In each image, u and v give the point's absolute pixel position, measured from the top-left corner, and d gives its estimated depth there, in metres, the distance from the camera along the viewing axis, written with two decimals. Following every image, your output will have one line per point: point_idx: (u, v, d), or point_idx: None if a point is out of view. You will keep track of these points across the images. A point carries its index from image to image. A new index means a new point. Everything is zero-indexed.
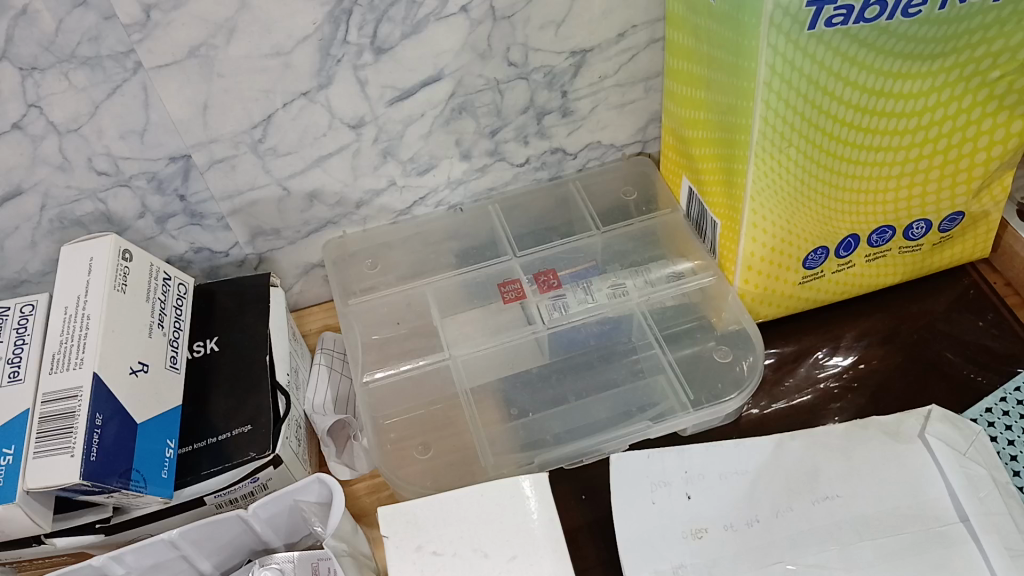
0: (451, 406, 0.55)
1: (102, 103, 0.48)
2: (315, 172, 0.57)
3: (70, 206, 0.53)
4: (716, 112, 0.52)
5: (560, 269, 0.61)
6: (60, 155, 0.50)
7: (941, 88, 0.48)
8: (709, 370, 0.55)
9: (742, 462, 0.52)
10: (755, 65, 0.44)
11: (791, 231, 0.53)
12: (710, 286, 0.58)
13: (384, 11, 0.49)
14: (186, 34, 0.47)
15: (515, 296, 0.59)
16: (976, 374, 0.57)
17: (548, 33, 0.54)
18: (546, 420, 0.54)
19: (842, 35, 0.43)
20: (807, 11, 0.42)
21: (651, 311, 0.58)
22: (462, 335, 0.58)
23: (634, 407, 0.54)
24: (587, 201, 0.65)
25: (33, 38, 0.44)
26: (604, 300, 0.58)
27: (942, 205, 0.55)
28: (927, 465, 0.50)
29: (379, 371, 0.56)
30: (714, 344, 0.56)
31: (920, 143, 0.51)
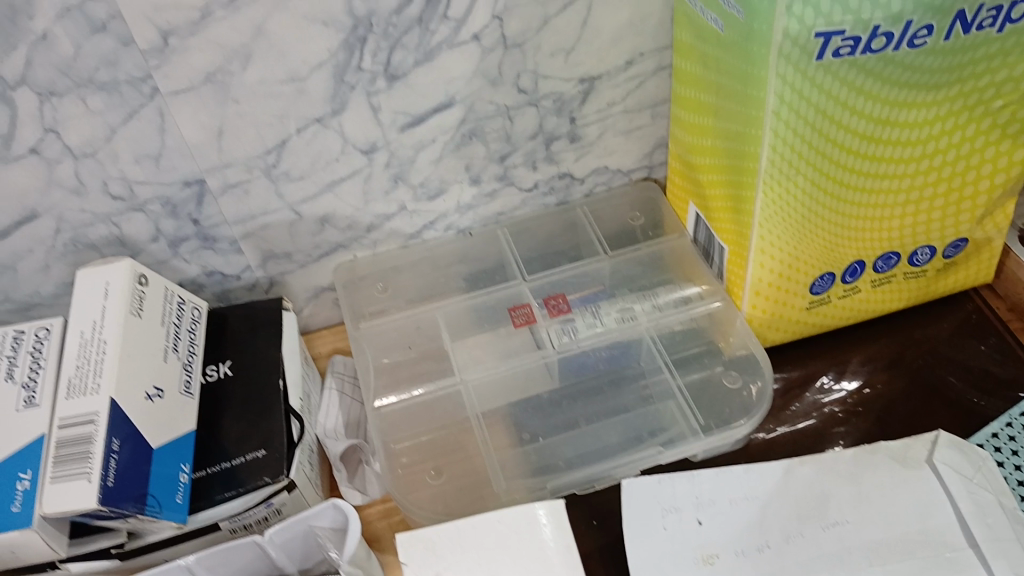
0: (462, 433, 0.55)
1: (119, 128, 0.49)
2: (327, 197, 0.58)
3: (83, 229, 0.54)
4: (724, 140, 0.52)
5: (570, 294, 0.61)
6: (75, 179, 0.51)
7: (945, 117, 0.49)
8: (717, 396, 0.55)
9: (752, 488, 0.52)
10: (764, 94, 0.45)
11: (799, 256, 0.54)
12: (718, 311, 0.59)
13: (398, 38, 0.50)
14: (202, 59, 0.47)
15: (525, 321, 0.60)
16: (979, 399, 0.57)
17: (558, 61, 0.55)
18: (557, 445, 0.54)
19: (849, 65, 0.44)
20: (816, 42, 0.43)
21: (659, 337, 0.59)
22: (473, 359, 0.58)
23: (641, 432, 0.54)
24: (596, 226, 0.66)
25: (50, 62, 0.45)
26: (613, 325, 0.59)
27: (946, 231, 0.56)
28: (935, 492, 0.51)
29: (391, 396, 0.57)
30: (723, 368, 0.56)
31: (925, 171, 0.52)
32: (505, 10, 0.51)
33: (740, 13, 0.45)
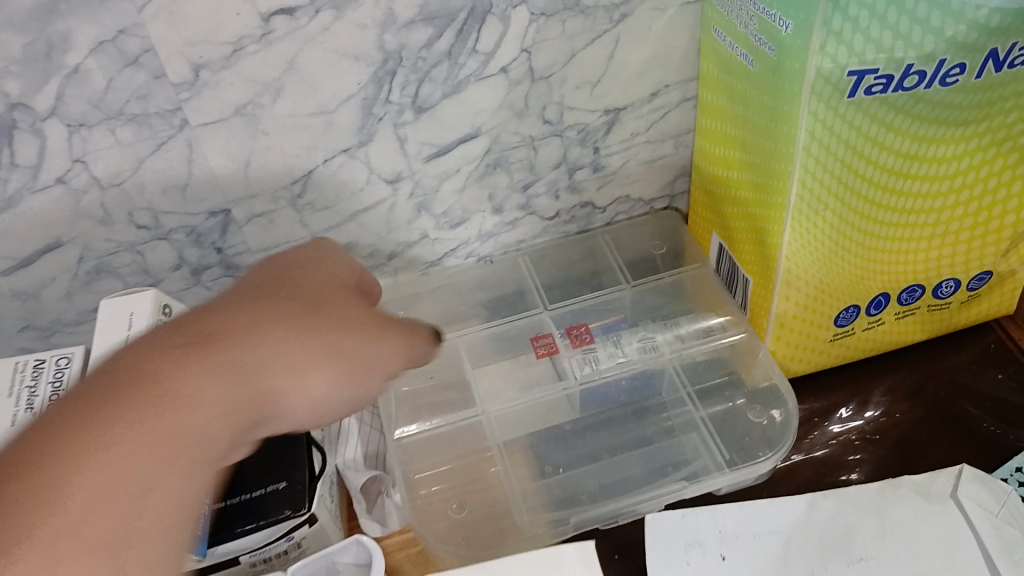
0: (486, 464, 0.55)
1: (147, 159, 0.49)
2: (351, 226, 0.58)
3: (108, 258, 0.54)
4: (750, 173, 0.53)
5: (591, 323, 0.61)
6: (101, 209, 0.51)
7: (972, 153, 0.49)
8: (742, 430, 0.55)
9: (776, 522, 0.52)
10: (795, 131, 0.45)
11: (825, 289, 0.54)
12: (740, 343, 0.58)
13: (426, 71, 0.50)
14: (233, 93, 0.48)
15: (547, 351, 0.60)
16: (996, 428, 0.57)
17: (583, 93, 0.55)
18: (581, 478, 0.54)
19: (880, 102, 0.44)
20: (848, 81, 0.43)
21: (682, 368, 0.59)
22: (494, 388, 0.58)
23: (663, 465, 0.54)
24: (616, 252, 0.66)
25: (83, 96, 0.45)
26: (635, 355, 0.59)
27: (971, 264, 0.56)
28: (960, 526, 0.51)
29: (413, 426, 0.57)
30: (746, 402, 0.56)
31: (952, 206, 0.51)
32: (533, 44, 0.51)
33: (771, 50, 0.45)
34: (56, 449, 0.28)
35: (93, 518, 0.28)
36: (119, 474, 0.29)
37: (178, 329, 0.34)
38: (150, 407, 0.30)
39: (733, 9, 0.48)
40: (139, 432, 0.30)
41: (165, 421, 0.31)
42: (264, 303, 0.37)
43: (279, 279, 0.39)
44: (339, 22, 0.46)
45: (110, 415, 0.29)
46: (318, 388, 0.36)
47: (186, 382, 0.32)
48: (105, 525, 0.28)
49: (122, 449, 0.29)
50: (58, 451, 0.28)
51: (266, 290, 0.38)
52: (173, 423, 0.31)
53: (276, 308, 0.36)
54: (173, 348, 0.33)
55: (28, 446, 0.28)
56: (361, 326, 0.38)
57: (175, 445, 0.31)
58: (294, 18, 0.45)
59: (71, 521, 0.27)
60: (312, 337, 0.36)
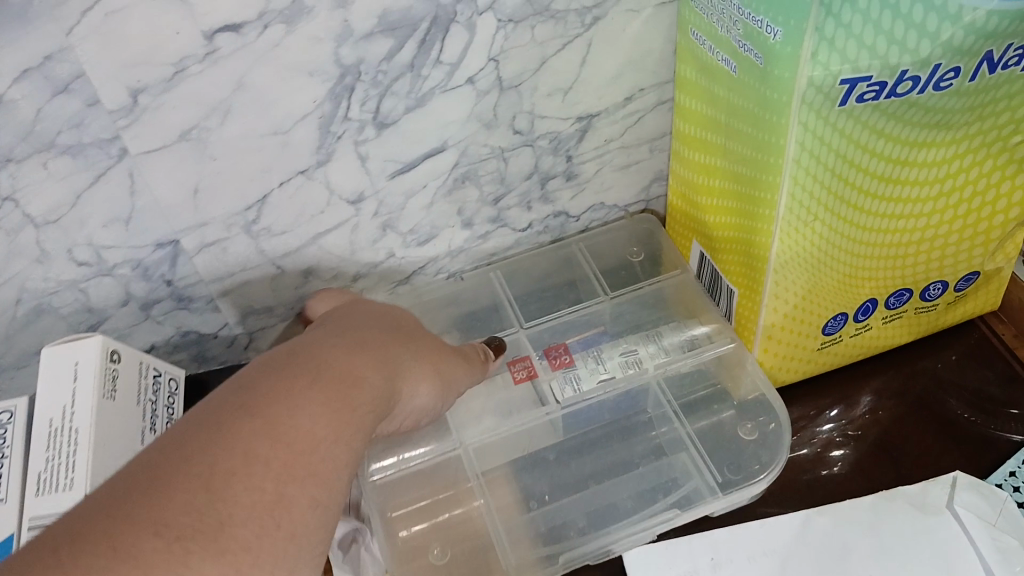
0: (467, 501, 0.52)
1: (84, 193, 0.45)
2: (311, 249, 0.54)
3: (47, 297, 0.49)
4: (734, 182, 0.50)
5: (570, 340, 0.59)
6: (37, 247, 0.47)
7: (962, 155, 0.47)
8: (733, 451, 0.53)
9: (770, 543, 0.51)
10: (784, 142, 0.43)
11: (814, 299, 0.52)
12: (726, 354, 0.56)
13: (388, 85, 0.47)
14: (177, 118, 0.44)
15: (526, 375, 0.57)
16: (972, 417, 0.57)
17: (555, 100, 0.52)
18: (568, 512, 0.52)
19: (872, 109, 0.42)
20: (840, 89, 0.40)
21: (668, 383, 0.56)
22: (471, 416, 0.55)
23: (648, 489, 0.52)
24: (592, 261, 0.63)
25: (8, 128, 0.41)
26: (617, 374, 0.56)
27: (959, 266, 0.55)
28: (958, 539, 0.50)
29: (387, 463, 0.53)
30: (736, 419, 0.54)
31: (941, 209, 0.50)
32: (501, 52, 0.48)
33: (758, 58, 0.43)
34: (227, 463, 0.30)
35: (267, 529, 0.29)
36: (283, 485, 0.31)
37: (278, 368, 0.35)
38: (307, 429, 0.33)
39: (715, 12, 0.45)
40: (264, 456, 0.31)
41: (320, 441, 0.33)
42: (359, 349, 0.40)
43: (386, 306, 0.49)
44: (291, 36, 0.42)
45: (274, 436, 0.32)
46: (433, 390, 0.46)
47: (326, 408, 0.34)
48: (276, 535, 0.30)
49: (283, 464, 0.31)
50: (232, 464, 0.30)
51: (357, 337, 0.42)
52: (324, 445, 0.33)
53: (383, 346, 0.43)
54: (308, 378, 0.35)
55: (203, 458, 0.30)
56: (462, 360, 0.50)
57: (321, 461, 0.33)
58: (241, 34, 0.41)
59: (255, 531, 0.29)
60: (424, 358, 0.46)
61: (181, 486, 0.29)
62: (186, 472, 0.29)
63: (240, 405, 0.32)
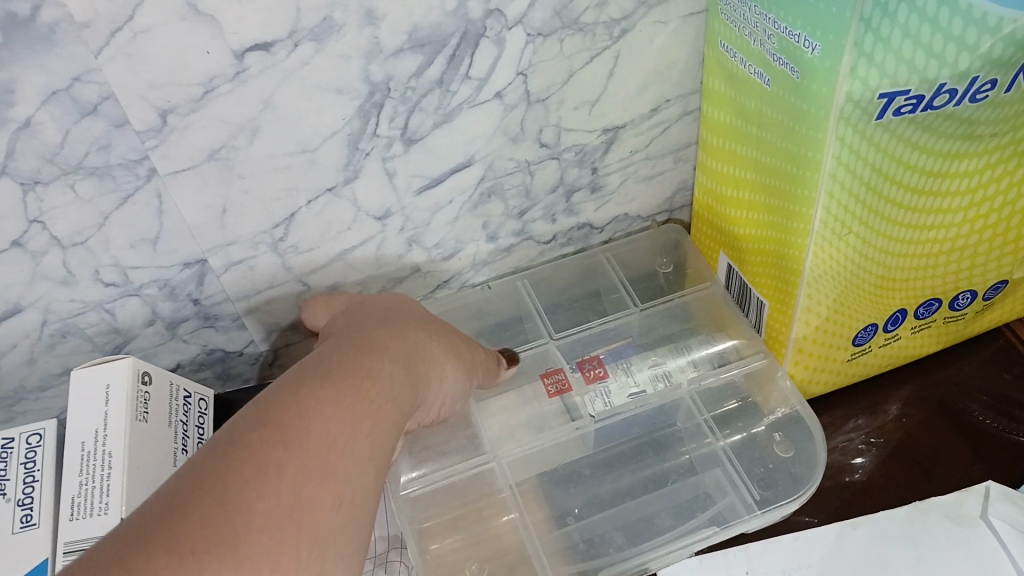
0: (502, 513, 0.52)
1: (112, 214, 0.45)
2: (337, 266, 0.54)
3: (73, 319, 0.49)
4: (764, 195, 0.50)
5: (602, 352, 0.58)
6: (63, 269, 0.46)
7: (995, 165, 0.46)
8: (769, 467, 0.52)
9: (805, 556, 0.50)
10: (820, 157, 0.43)
11: (845, 311, 0.52)
12: (759, 369, 0.55)
13: (416, 101, 0.46)
14: (205, 137, 0.43)
15: (559, 389, 0.56)
16: (995, 423, 0.57)
17: (582, 113, 0.51)
18: (609, 531, 0.51)
19: (908, 123, 0.41)
20: (878, 103, 0.40)
21: (699, 399, 0.56)
22: (505, 431, 0.54)
23: (681, 505, 0.52)
24: (620, 270, 0.63)
25: (36, 151, 0.40)
26: (650, 389, 0.55)
27: (988, 275, 0.54)
28: (994, 551, 0.50)
29: (416, 473, 0.53)
30: (770, 435, 0.54)
31: (973, 219, 0.49)
32: (529, 66, 0.47)
33: (793, 72, 0.43)
34: (242, 469, 0.29)
35: (285, 530, 0.28)
36: (301, 487, 0.29)
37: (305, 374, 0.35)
38: (322, 432, 0.32)
39: (747, 25, 0.45)
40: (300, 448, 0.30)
41: (334, 444, 0.32)
42: (371, 351, 0.39)
43: (400, 302, 0.48)
44: (320, 54, 0.42)
45: (287, 441, 0.30)
46: (450, 381, 0.45)
47: (339, 411, 0.33)
48: (300, 537, 0.28)
49: (298, 465, 0.30)
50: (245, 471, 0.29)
51: (368, 341, 0.41)
52: (339, 446, 0.32)
53: (396, 343, 0.42)
54: (320, 386, 0.34)
55: (215, 468, 0.28)
56: (476, 354, 0.49)
57: (338, 462, 0.31)
58: (270, 53, 0.41)
59: (273, 532, 0.28)
60: (438, 346, 0.45)
61: (223, 482, 0.28)
62: (198, 484, 0.28)
63: (251, 419, 0.31)
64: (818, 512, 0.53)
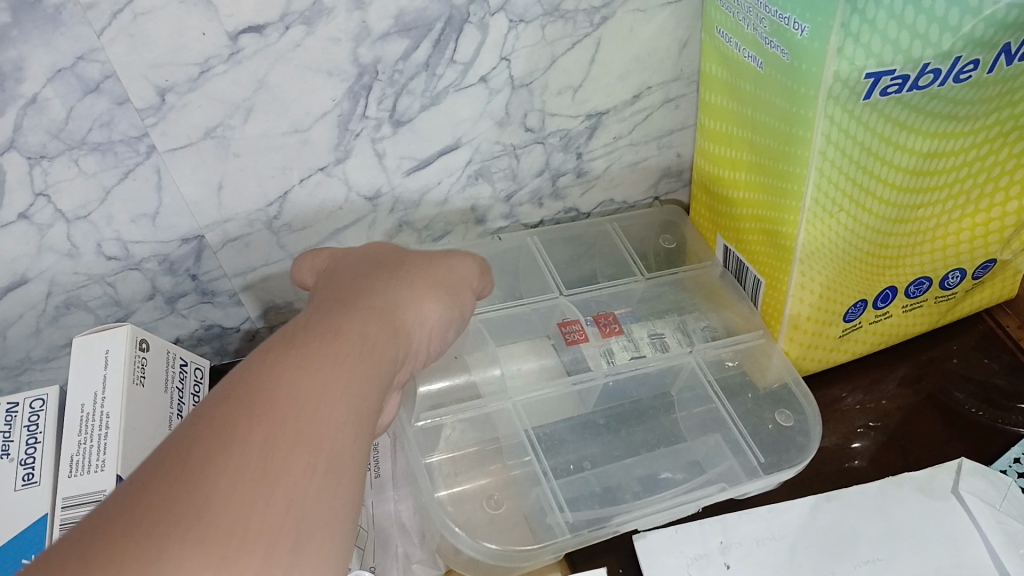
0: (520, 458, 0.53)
1: (114, 189, 0.47)
2: (330, 245, 0.56)
3: (77, 291, 0.51)
4: (759, 175, 0.51)
5: (615, 312, 0.60)
6: (67, 242, 0.48)
7: (982, 144, 0.48)
8: (771, 435, 0.54)
9: (780, 527, 0.52)
10: (810, 135, 0.44)
11: (837, 289, 0.53)
12: (756, 345, 0.57)
13: (404, 84, 0.48)
14: (202, 116, 0.45)
15: (579, 337, 0.57)
16: (982, 412, 0.58)
17: (565, 98, 0.54)
18: (624, 480, 0.52)
19: (895, 102, 0.43)
20: (864, 83, 0.42)
21: (705, 364, 0.57)
22: (522, 380, 0.56)
23: (692, 464, 0.54)
24: (626, 239, 0.64)
25: (42, 126, 0.43)
26: (651, 354, 0.57)
27: (977, 255, 0.56)
28: (966, 524, 0.51)
29: (429, 414, 0.53)
30: (768, 407, 0.55)
31: (960, 195, 0.51)
32: (512, 51, 0.50)
33: (784, 54, 0.44)
34: (202, 448, 0.26)
35: (261, 495, 0.25)
36: (272, 447, 0.26)
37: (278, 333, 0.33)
38: (293, 385, 0.29)
39: (740, 11, 0.47)
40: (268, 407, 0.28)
41: (310, 395, 0.29)
42: (345, 309, 0.36)
43: (385, 255, 0.45)
44: (310, 37, 0.44)
45: (254, 402, 0.28)
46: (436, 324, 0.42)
47: (313, 357, 0.31)
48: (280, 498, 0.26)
49: (269, 425, 0.27)
50: (207, 450, 0.26)
51: (344, 301, 0.38)
52: (314, 404, 0.29)
53: (374, 300, 0.38)
54: (285, 347, 0.31)
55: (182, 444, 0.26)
56: (466, 295, 0.46)
57: (314, 421, 0.28)
58: (263, 35, 0.43)
59: (245, 499, 0.25)
60: (419, 289, 0.42)
61: (183, 459, 0.25)
62: (163, 465, 0.25)
63: (217, 393, 0.29)
64: (811, 489, 0.55)
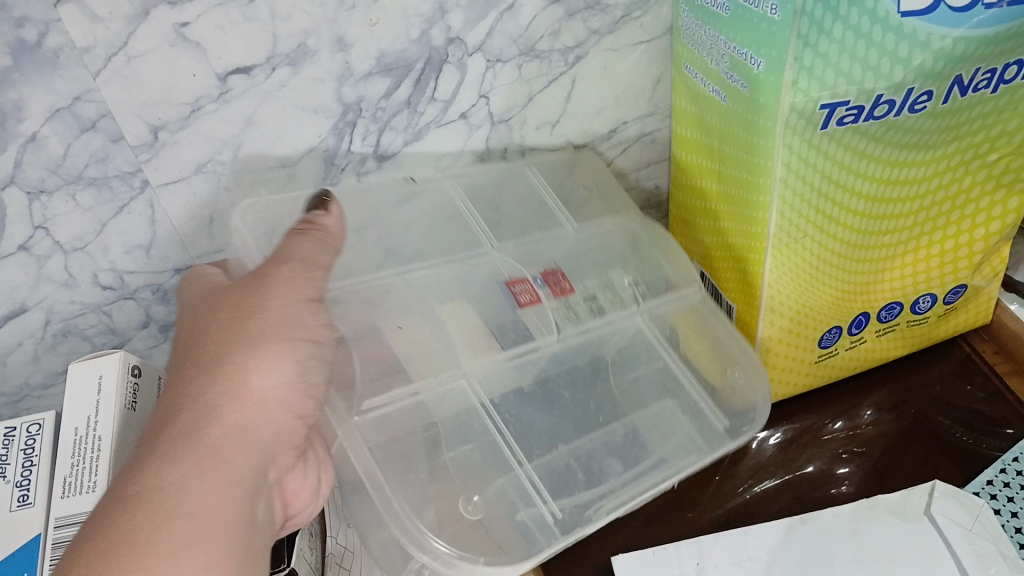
0: (483, 435, 0.48)
1: (109, 221, 0.49)
2: None
3: (73, 320, 0.53)
4: (727, 205, 0.53)
5: (563, 267, 0.56)
6: (65, 273, 0.51)
7: (943, 172, 0.50)
8: (718, 396, 0.52)
9: (755, 549, 0.53)
10: (771, 164, 0.46)
11: (807, 312, 0.55)
12: (697, 304, 0.56)
13: (386, 121, 0.51)
14: (193, 152, 0.48)
15: (530, 298, 0.53)
16: (970, 438, 0.58)
17: (543, 133, 0.58)
18: (604, 461, 0.48)
19: (852, 132, 0.45)
20: (820, 113, 0.44)
21: (652, 323, 0.55)
22: (471, 343, 0.51)
23: (660, 436, 0.50)
24: (548, 187, 0.60)
25: (41, 162, 0.44)
26: (587, 317, 0.54)
27: (946, 279, 0.57)
28: (937, 546, 0.52)
29: (367, 404, 0.46)
30: (716, 365, 0.53)
31: (922, 222, 0.53)
32: (490, 89, 0.52)
33: (743, 87, 0.46)
34: None
35: None
36: None
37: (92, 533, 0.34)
38: None
39: (704, 46, 0.49)
40: None
41: None
42: (163, 443, 0.37)
43: (215, 311, 0.43)
44: (296, 77, 0.47)
45: None
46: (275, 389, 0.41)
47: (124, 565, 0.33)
48: None
49: None
50: None
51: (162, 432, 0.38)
52: None
53: (191, 415, 0.38)
54: (98, 545, 0.33)
55: None
56: (301, 314, 0.43)
57: None
58: (251, 76, 0.46)
59: None
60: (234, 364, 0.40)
61: None
62: None
63: None
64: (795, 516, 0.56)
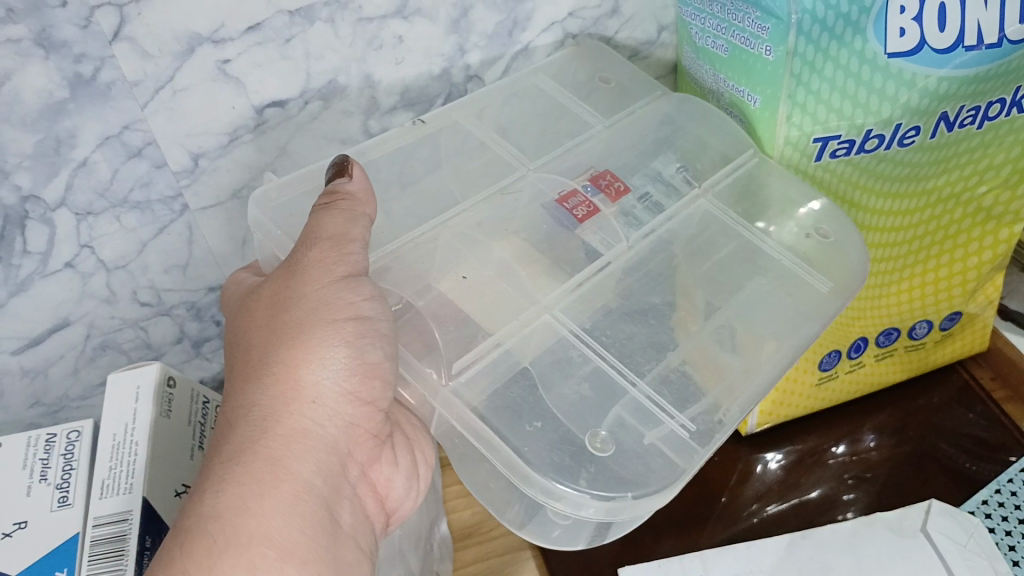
0: (585, 364, 0.44)
1: (149, 242, 0.53)
2: None
3: (112, 334, 0.57)
4: None
5: (610, 169, 0.54)
6: (107, 289, 0.54)
7: (935, 204, 0.53)
8: (811, 251, 0.49)
9: (757, 563, 0.55)
10: None
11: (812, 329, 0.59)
12: (757, 168, 0.52)
13: None
14: (230, 177, 0.52)
15: (587, 211, 0.50)
16: (971, 464, 0.60)
17: None
18: (713, 354, 0.45)
19: (846, 163, 0.49)
20: (813, 146, 0.49)
21: (718, 202, 0.52)
22: (540, 278, 0.48)
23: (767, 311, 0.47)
24: (559, 86, 0.57)
25: (89, 186, 0.48)
26: (649, 219, 0.51)
27: (941, 307, 0.60)
28: (932, 560, 0.54)
29: (459, 362, 0.43)
30: (804, 227, 0.50)
31: (918, 250, 0.55)
32: None
33: (742, 121, 0.52)
34: None
35: None
36: None
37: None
38: None
39: (707, 88, 0.55)
40: None
41: None
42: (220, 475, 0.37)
43: (253, 312, 0.42)
44: (326, 110, 0.52)
45: None
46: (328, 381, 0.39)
47: None
48: None
49: None
50: None
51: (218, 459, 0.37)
52: None
53: (247, 428, 0.38)
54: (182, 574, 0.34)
55: None
56: (337, 295, 0.40)
57: None
58: (286, 109, 0.50)
59: None
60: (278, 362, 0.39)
61: None
62: None
63: None
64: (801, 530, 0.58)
